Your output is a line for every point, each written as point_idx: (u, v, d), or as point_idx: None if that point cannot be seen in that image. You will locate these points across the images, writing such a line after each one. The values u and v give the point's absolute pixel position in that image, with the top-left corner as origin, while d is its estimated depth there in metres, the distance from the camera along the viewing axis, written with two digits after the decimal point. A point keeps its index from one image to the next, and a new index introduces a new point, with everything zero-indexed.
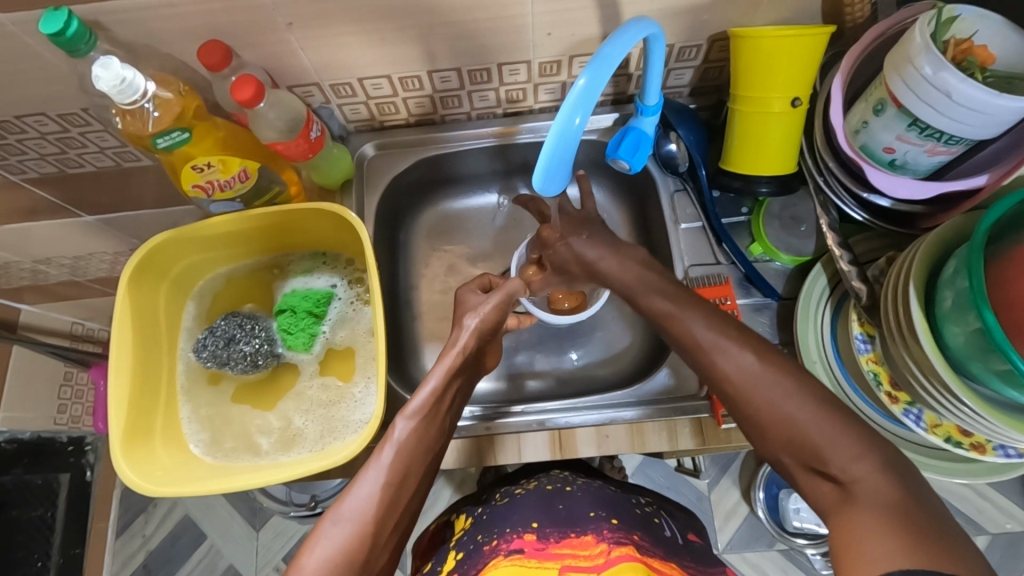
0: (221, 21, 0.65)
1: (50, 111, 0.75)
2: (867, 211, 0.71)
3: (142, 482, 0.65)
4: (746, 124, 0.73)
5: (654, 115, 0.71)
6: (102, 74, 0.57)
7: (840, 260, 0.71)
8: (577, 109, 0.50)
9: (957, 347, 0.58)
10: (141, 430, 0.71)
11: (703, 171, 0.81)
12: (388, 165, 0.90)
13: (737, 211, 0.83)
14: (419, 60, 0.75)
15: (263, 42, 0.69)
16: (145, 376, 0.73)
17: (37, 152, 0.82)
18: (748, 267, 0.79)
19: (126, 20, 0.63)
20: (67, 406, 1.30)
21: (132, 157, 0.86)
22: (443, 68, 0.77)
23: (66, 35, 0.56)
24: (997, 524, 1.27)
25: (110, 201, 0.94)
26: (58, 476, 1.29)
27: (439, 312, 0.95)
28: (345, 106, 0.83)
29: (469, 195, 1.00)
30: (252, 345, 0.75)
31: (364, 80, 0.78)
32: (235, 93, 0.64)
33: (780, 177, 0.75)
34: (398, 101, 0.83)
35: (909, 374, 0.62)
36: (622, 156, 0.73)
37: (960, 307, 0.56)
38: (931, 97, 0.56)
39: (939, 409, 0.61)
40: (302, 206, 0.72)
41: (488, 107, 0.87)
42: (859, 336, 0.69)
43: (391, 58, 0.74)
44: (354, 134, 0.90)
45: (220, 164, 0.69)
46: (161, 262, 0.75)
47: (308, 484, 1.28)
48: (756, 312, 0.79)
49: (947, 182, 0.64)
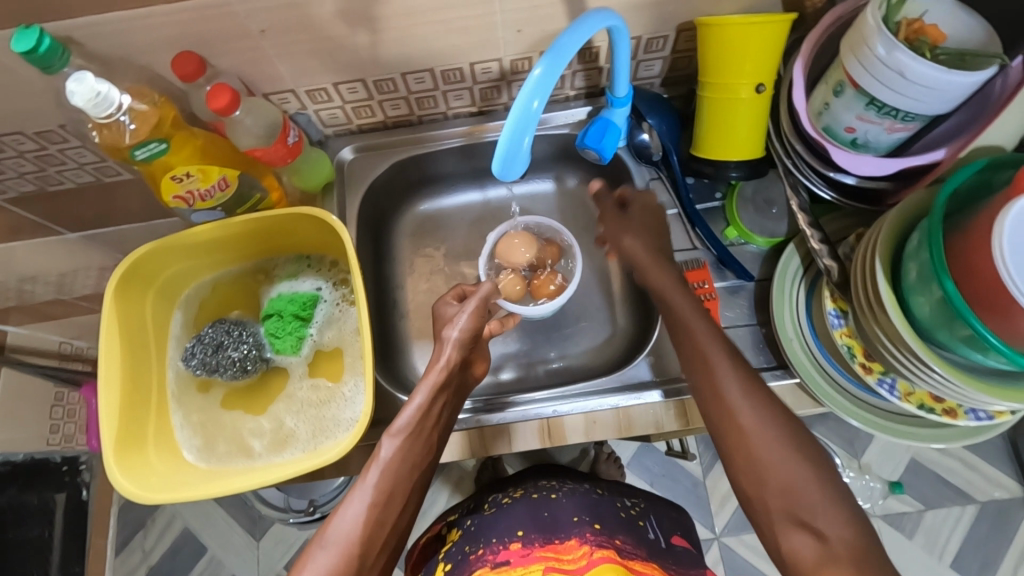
0: (194, 32, 0.66)
1: (28, 128, 0.75)
2: (835, 190, 0.73)
3: (136, 488, 0.66)
4: (714, 110, 0.75)
5: (624, 107, 0.76)
6: (76, 88, 0.57)
7: (811, 239, 0.73)
8: (536, 93, 0.52)
9: (923, 317, 0.60)
10: (135, 436, 0.72)
11: (675, 158, 0.83)
12: (368, 167, 0.91)
13: (711, 196, 0.85)
14: (394, 61, 0.76)
15: (236, 51, 0.70)
16: (135, 383, 0.74)
17: (17, 171, 0.83)
18: (722, 250, 0.81)
19: (99, 35, 0.64)
20: (59, 426, 1.29)
21: (112, 172, 0.87)
22: (418, 69, 0.79)
23: (39, 51, 0.57)
24: (985, 493, 1.30)
25: (94, 215, 0.95)
26: (53, 495, 1.29)
27: (426, 310, 0.97)
28: (322, 110, 0.84)
29: (451, 194, 1.01)
30: (240, 350, 0.76)
31: (340, 84, 0.79)
32: (212, 101, 0.65)
33: (748, 161, 0.77)
34: (374, 103, 0.85)
35: (881, 345, 0.64)
36: (591, 145, 0.79)
37: (923, 278, 0.59)
38: (884, 76, 0.58)
39: (911, 377, 0.63)
40: (283, 211, 0.73)
41: (463, 105, 0.89)
42: (832, 311, 0.71)
43: (365, 61, 0.75)
44: (333, 138, 0.90)
45: (200, 174, 0.70)
46: (147, 271, 0.76)
47: (306, 489, 1.28)
48: (731, 294, 0.81)
49: (907, 158, 0.66)
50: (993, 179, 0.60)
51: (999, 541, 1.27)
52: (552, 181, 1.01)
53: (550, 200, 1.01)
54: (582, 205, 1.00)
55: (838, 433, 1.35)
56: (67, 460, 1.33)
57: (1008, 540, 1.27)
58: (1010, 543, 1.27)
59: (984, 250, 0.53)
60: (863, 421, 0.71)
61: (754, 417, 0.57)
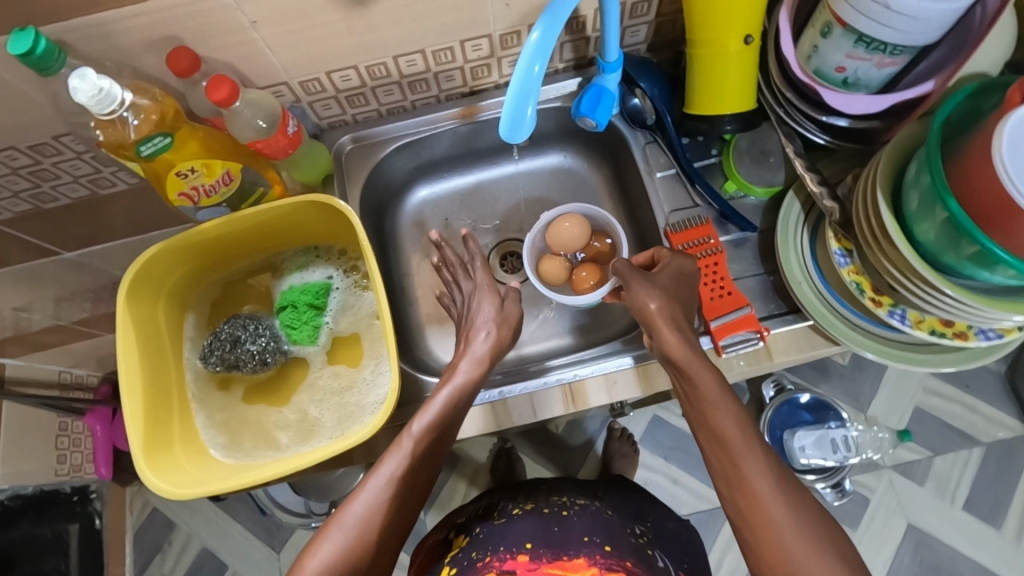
0: (187, 27, 0.66)
1: (21, 142, 0.75)
2: (829, 134, 0.75)
3: (169, 487, 0.66)
4: (705, 67, 0.76)
5: (615, 72, 0.77)
6: (79, 85, 0.57)
7: (810, 183, 0.74)
8: (536, 57, 0.53)
9: (928, 242, 0.62)
10: (161, 438, 0.71)
11: (668, 119, 0.84)
12: (366, 156, 0.91)
13: (707, 153, 0.87)
14: (385, 46, 0.77)
15: (228, 45, 0.70)
16: (156, 386, 0.73)
17: (9, 190, 0.81)
18: (724, 205, 0.82)
19: (92, 36, 0.63)
20: (66, 455, 1.26)
21: (107, 184, 0.86)
22: (409, 52, 0.79)
23: (36, 53, 0.57)
24: (989, 434, 1.33)
25: (90, 229, 0.94)
26: (67, 527, 1.27)
27: (434, 295, 0.97)
28: (316, 102, 0.84)
29: (448, 178, 1.02)
30: (259, 343, 0.76)
31: (332, 73, 0.79)
32: (212, 93, 0.65)
33: (742, 114, 0.79)
34: (367, 91, 0.85)
35: (890, 276, 0.66)
36: (587, 113, 0.80)
37: (926, 203, 0.60)
38: (872, 11, 0.59)
39: (922, 304, 0.65)
40: (289, 201, 0.73)
41: (454, 87, 0.89)
42: (838, 251, 0.72)
43: (357, 48, 0.76)
44: (328, 131, 0.91)
45: (203, 168, 0.70)
46: (158, 275, 0.75)
47: (325, 492, 1.28)
48: (736, 247, 0.83)
49: (897, 94, 0.68)
50: (982, 104, 0.62)
51: (1008, 479, 1.30)
52: (546, 158, 1.02)
53: (548, 178, 1.02)
54: (579, 178, 1.01)
55: (844, 390, 1.37)
56: (77, 490, 1.30)
57: (1016, 476, 1.30)
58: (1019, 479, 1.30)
59: (985, 167, 0.55)
60: (877, 354, 0.73)
61: (754, 466, 0.59)
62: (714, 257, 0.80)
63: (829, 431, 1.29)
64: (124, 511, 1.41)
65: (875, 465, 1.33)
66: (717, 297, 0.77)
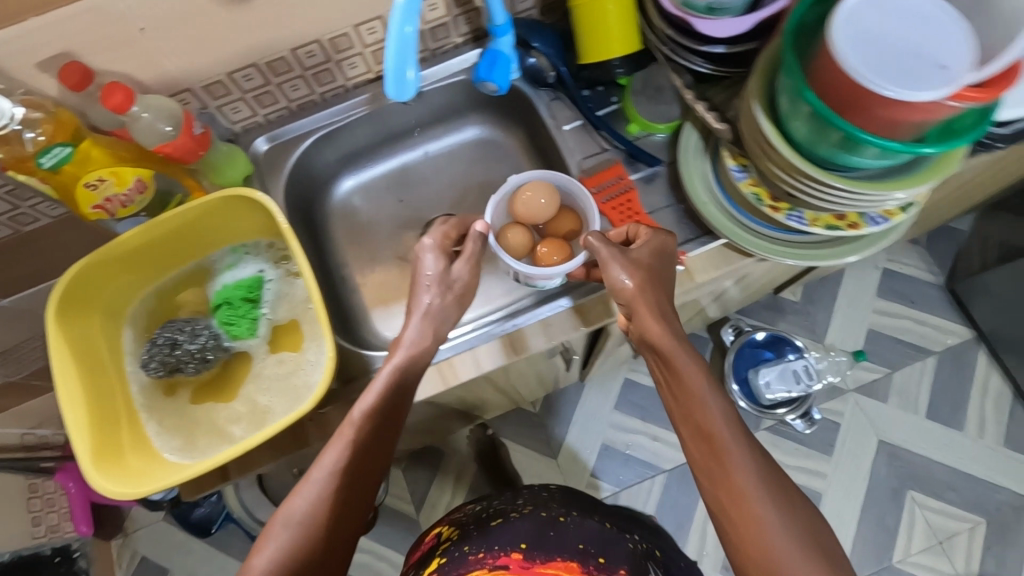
0: (67, 32, 0.58)
1: None
2: (711, 62, 0.67)
3: (118, 494, 0.60)
4: (614, 6, 0.68)
5: (508, 34, 0.72)
6: None
7: (706, 114, 0.67)
8: (405, 17, 0.56)
9: (804, 142, 0.58)
10: (111, 447, 0.64)
11: (562, 71, 0.76)
12: (289, 153, 0.80)
13: (607, 101, 0.77)
14: (279, 23, 0.66)
15: (106, 45, 0.61)
16: (99, 399, 0.67)
17: None
18: (628, 145, 0.74)
19: None
20: (40, 517, 1.15)
21: (27, 219, 0.74)
22: (304, 42, 0.70)
23: None
24: (939, 342, 1.60)
25: (33, 267, 0.82)
26: None
27: (386, 289, 0.84)
28: (225, 106, 0.74)
29: (384, 159, 0.89)
30: (197, 342, 0.68)
31: (233, 72, 0.70)
32: (105, 101, 0.59)
33: (630, 56, 0.72)
34: (273, 88, 0.75)
35: (785, 183, 0.62)
36: (487, 77, 0.73)
37: (793, 104, 0.56)
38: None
39: (834, 202, 0.61)
40: (202, 200, 0.66)
41: (359, 73, 0.78)
42: (735, 167, 0.66)
43: (248, 29, 0.65)
44: (243, 133, 0.79)
45: (112, 176, 0.64)
46: (83, 294, 0.67)
47: None
48: (647, 184, 0.74)
49: None
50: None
51: (959, 377, 1.57)
52: (464, 133, 0.90)
53: (494, 149, 0.89)
54: (514, 148, 0.89)
55: (801, 325, 1.62)
56: (57, 550, 1.18)
57: (966, 375, 1.57)
58: (967, 377, 1.57)
59: (830, 58, 0.51)
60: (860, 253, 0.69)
61: (768, 512, 0.58)
62: (626, 195, 0.73)
63: (790, 363, 1.47)
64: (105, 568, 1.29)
65: (839, 390, 1.57)
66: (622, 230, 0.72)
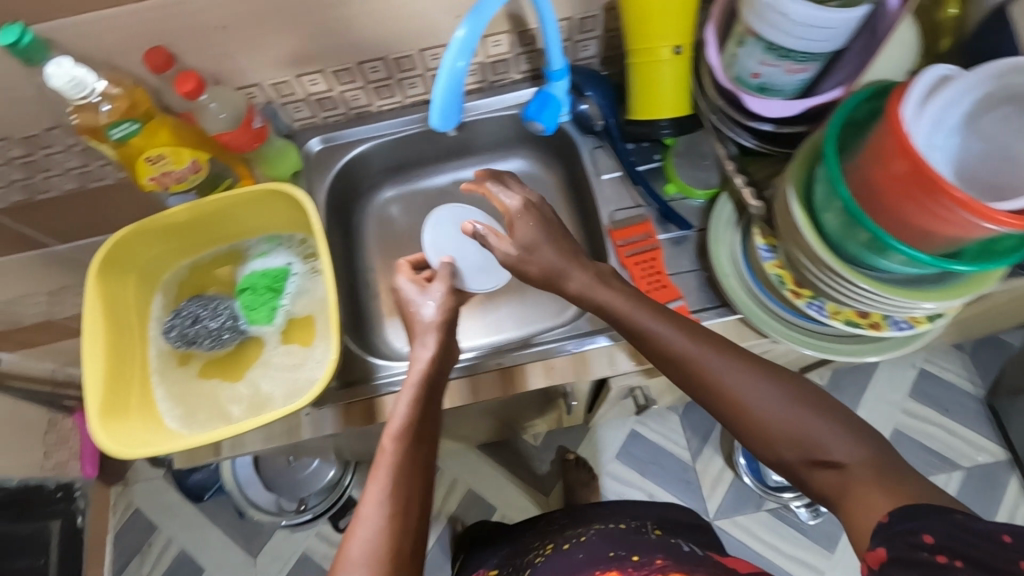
0: (163, 28, 0.63)
1: (14, 134, 0.74)
2: (755, 137, 0.68)
3: (121, 447, 0.59)
4: (640, 75, 0.71)
5: (562, 80, 0.73)
6: (53, 72, 0.53)
7: (742, 188, 0.67)
8: (461, 52, 0.52)
9: (832, 232, 0.57)
10: (118, 404, 0.64)
11: (614, 122, 0.77)
12: (339, 157, 0.83)
13: (651, 158, 0.78)
14: (346, 48, 0.72)
15: (202, 46, 0.66)
16: (118, 361, 0.66)
17: (3, 180, 0.82)
18: (663, 204, 0.75)
19: (81, 35, 0.61)
20: (53, 452, 1.26)
21: (100, 155, 0.80)
22: (371, 57, 0.74)
23: (22, 45, 0.55)
24: (969, 457, 1.25)
25: (85, 217, 0.93)
26: (47, 523, 1.23)
27: None
28: (289, 104, 0.78)
29: (426, 175, 0.92)
30: (218, 321, 0.68)
31: (301, 76, 0.74)
32: (178, 87, 0.61)
33: (680, 119, 0.73)
34: (336, 96, 0.79)
35: (805, 269, 0.60)
36: (534, 116, 0.75)
37: (826, 193, 0.55)
38: (773, 17, 0.55)
39: (841, 294, 0.59)
40: (251, 190, 0.67)
41: (417, 94, 0.82)
42: (762, 246, 0.65)
43: (328, 47, 0.71)
44: (299, 131, 0.83)
45: (172, 156, 0.65)
46: (126, 256, 0.69)
47: (295, 488, 1.21)
48: (675, 246, 0.75)
49: (811, 98, 0.63)
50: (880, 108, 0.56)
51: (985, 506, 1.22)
52: (508, 162, 0.91)
53: None
54: (536, 182, 0.90)
55: None
56: (60, 486, 1.27)
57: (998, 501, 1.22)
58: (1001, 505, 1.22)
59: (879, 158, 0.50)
60: (877, 351, 0.64)
61: (762, 405, 0.52)
62: (652, 254, 0.73)
63: None
64: (107, 513, 1.40)
65: None
66: (645, 291, 0.71)
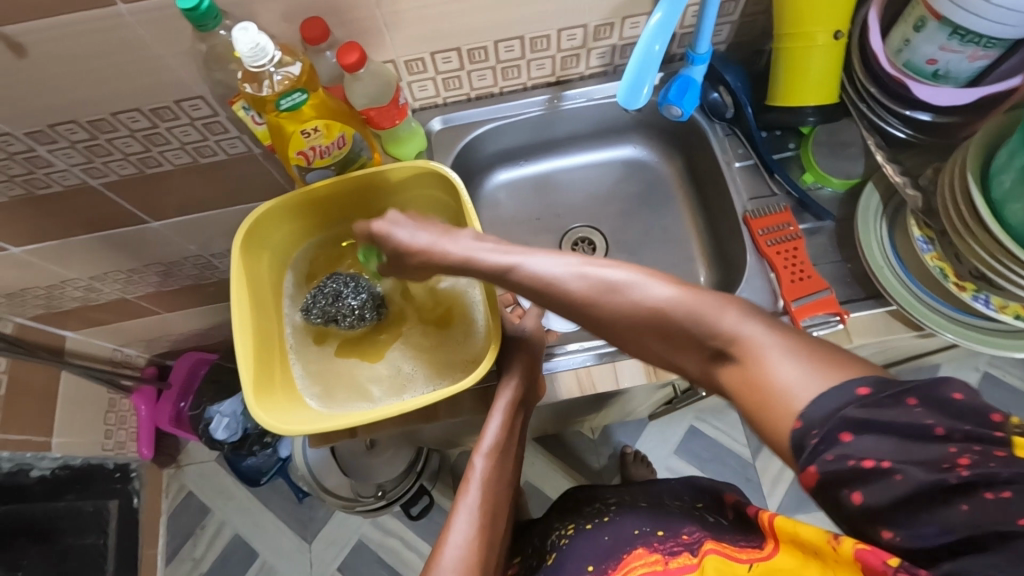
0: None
1: (143, 105, 0.72)
2: (909, 127, 0.66)
3: (279, 424, 0.59)
4: (790, 61, 0.70)
5: (704, 64, 0.72)
6: (240, 36, 0.53)
7: (891, 173, 0.66)
8: (659, 35, 0.54)
9: (1018, 225, 0.54)
10: (266, 380, 0.63)
11: (751, 110, 0.76)
12: (459, 139, 0.82)
13: (784, 146, 0.78)
14: (488, 27, 0.70)
15: (353, 20, 0.65)
16: (262, 336, 0.65)
17: (122, 152, 0.78)
18: (802, 192, 0.74)
19: (243, 3, 0.60)
20: (114, 432, 1.22)
21: (219, 130, 0.78)
22: (509, 36, 0.72)
23: (201, 9, 0.54)
24: None
25: (180, 202, 0.89)
26: (106, 503, 1.20)
27: None
28: (415, 82, 0.77)
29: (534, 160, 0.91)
30: (359, 299, 0.67)
31: (436, 53, 0.72)
32: (342, 58, 0.61)
33: (824, 107, 0.73)
34: (463, 75, 0.77)
35: (980, 262, 0.59)
36: (674, 101, 0.74)
37: (1019, 183, 0.53)
38: (970, 2, 0.54)
39: (1018, 288, 0.57)
40: (400, 167, 0.66)
41: (542, 75, 0.80)
42: (920, 238, 0.65)
43: (472, 26, 0.69)
44: (419, 111, 0.82)
45: (325, 128, 0.64)
46: (268, 231, 0.68)
47: (370, 474, 1.19)
48: (810, 236, 0.74)
49: (984, 86, 0.61)
50: None
51: None
52: (620, 149, 0.91)
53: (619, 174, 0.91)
54: (647, 171, 0.90)
55: None
56: (119, 467, 1.24)
57: None
58: None
59: None
60: None
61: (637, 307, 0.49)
62: (794, 243, 0.71)
63: None
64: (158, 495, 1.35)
65: None
66: (793, 280, 0.69)
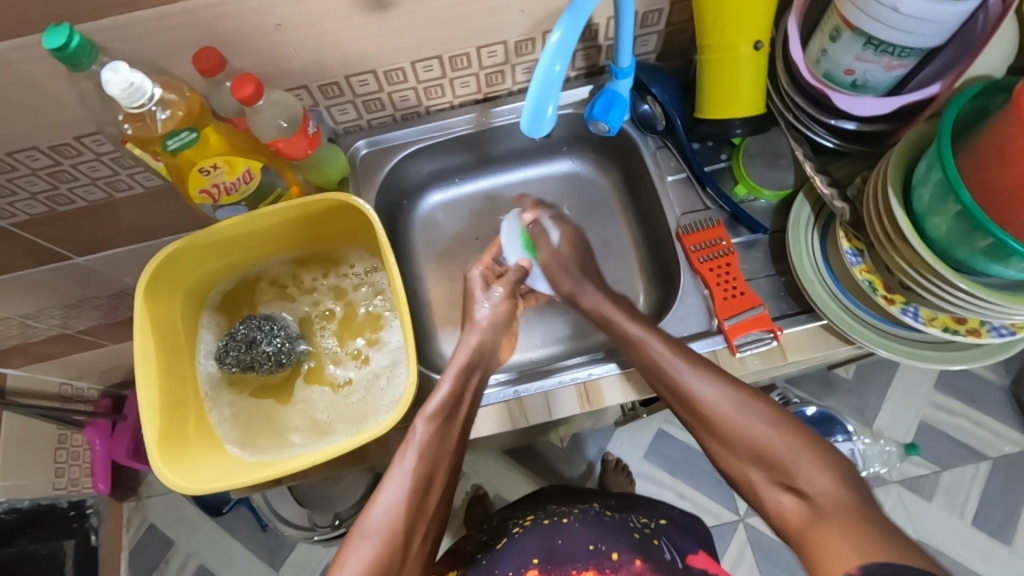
0: (214, 28, 0.58)
1: (41, 142, 0.67)
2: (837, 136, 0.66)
3: (187, 481, 0.56)
4: (714, 73, 0.67)
5: (628, 77, 0.69)
6: (112, 78, 0.50)
7: (819, 184, 0.64)
8: (559, 56, 0.50)
9: (939, 238, 0.53)
10: (177, 431, 0.60)
11: (680, 122, 0.74)
12: (385, 162, 0.79)
13: (716, 158, 0.75)
14: (403, 47, 0.67)
15: (254, 47, 0.62)
16: (173, 386, 0.62)
17: (27, 191, 0.72)
18: (735, 206, 0.72)
19: (130, 36, 0.57)
20: (65, 469, 1.07)
21: (129, 163, 0.73)
22: (427, 56, 0.69)
23: (70, 48, 0.50)
24: (995, 448, 1.13)
25: (100, 237, 0.84)
26: (62, 542, 1.06)
27: (451, 297, 0.85)
28: (334, 106, 0.73)
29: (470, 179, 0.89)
30: (274, 345, 0.64)
31: (352, 76, 0.69)
32: (235, 91, 0.57)
33: (754, 117, 0.70)
34: (384, 97, 0.74)
35: (903, 274, 0.57)
36: (600, 116, 0.72)
37: (936, 197, 0.52)
38: (876, 11, 0.52)
39: (939, 301, 0.56)
40: (313, 202, 0.63)
41: (468, 93, 0.77)
42: (848, 250, 0.63)
43: (384, 47, 0.66)
44: (343, 135, 0.79)
45: (225, 164, 0.61)
46: (176, 273, 0.65)
47: (330, 503, 1.14)
48: (748, 249, 0.72)
49: (903, 95, 0.59)
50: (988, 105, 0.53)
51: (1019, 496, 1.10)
52: (555, 164, 0.89)
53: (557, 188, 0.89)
54: (586, 184, 0.88)
55: None
56: (73, 504, 1.10)
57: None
58: None
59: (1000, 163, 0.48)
60: (963, 358, 0.62)
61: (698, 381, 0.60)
62: (726, 259, 0.69)
63: None
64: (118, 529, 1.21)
65: None
66: (724, 298, 0.67)
